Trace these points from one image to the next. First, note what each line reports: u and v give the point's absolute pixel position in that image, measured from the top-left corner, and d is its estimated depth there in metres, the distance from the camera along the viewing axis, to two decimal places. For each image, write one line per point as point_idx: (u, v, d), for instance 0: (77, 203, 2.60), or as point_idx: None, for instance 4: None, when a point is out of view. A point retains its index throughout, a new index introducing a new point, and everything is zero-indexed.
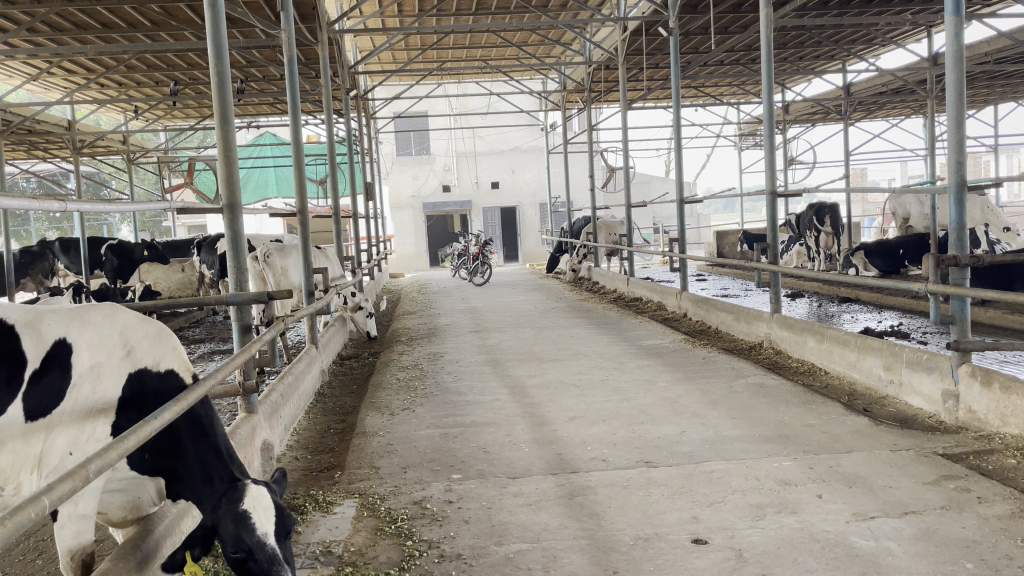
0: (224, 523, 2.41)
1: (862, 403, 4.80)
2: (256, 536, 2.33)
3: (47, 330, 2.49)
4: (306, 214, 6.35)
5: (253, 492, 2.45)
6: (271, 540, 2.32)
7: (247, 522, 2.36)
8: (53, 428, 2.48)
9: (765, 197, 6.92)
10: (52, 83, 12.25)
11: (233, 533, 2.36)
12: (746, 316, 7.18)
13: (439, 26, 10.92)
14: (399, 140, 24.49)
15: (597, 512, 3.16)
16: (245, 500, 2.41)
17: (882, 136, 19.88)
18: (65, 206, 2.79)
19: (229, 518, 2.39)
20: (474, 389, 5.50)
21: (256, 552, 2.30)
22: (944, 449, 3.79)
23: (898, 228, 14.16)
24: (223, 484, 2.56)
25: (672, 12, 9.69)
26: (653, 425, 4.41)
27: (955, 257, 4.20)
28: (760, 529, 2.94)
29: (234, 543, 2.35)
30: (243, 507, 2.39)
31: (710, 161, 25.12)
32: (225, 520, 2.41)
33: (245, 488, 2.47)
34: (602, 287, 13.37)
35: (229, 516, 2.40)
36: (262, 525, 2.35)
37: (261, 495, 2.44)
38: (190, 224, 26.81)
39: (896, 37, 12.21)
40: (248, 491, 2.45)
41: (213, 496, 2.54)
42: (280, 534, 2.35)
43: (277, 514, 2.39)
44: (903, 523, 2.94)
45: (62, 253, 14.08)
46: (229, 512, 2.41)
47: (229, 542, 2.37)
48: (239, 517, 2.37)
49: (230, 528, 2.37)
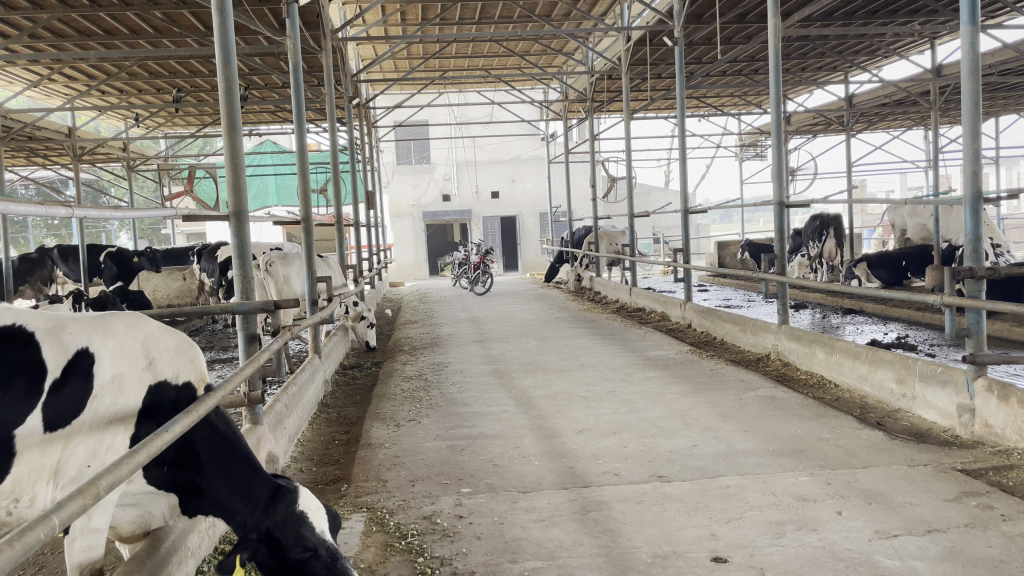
0: (280, 527, 2.28)
1: (875, 417, 4.73)
2: (317, 534, 2.27)
3: (70, 339, 2.40)
4: (310, 223, 6.26)
5: (303, 494, 2.38)
6: (330, 536, 2.28)
7: (305, 521, 2.29)
8: (72, 438, 2.37)
9: (773, 207, 6.83)
10: (53, 90, 12.22)
11: (292, 534, 2.27)
12: (752, 327, 7.11)
13: (442, 35, 10.84)
14: (400, 149, 24.54)
15: (613, 529, 3.08)
16: (299, 501, 2.35)
17: (883, 148, 19.85)
18: (68, 213, 2.72)
19: (284, 521, 2.30)
20: (480, 401, 5.43)
21: (321, 548, 2.24)
22: (963, 465, 3.72)
23: (896, 240, 14.15)
24: (264, 493, 2.42)
25: (677, 21, 9.62)
26: (664, 438, 4.34)
27: (971, 269, 4.13)
28: (781, 548, 2.86)
29: (295, 543, 2.25)
30: (299, 508, 2.33)
31: (710, 170, 25.11)
32: (282, 526, 2.29)
33: (294, 491, 2.38)
34: (605, 297, 13.31)
35: (283, 519, 2.30)
36: (319, 523, 2.30)
37: (310, 497, 2.38)
38: (189, 232, 26.78)
39: (899, 49, 12.23)
40: (298, 493, 2.38)
41: (249, 504, 2.43)
42: (334, 530, 2.32)
43: (329, 514, 2.36)
44: (927, 541, 2.87)
45: (61, 260, 13.70)
46: (284, 516, 2.30)
47: (286, 545, 2.26)
48: (296, 518, 2.29)
49: (288, 530, 2.28)
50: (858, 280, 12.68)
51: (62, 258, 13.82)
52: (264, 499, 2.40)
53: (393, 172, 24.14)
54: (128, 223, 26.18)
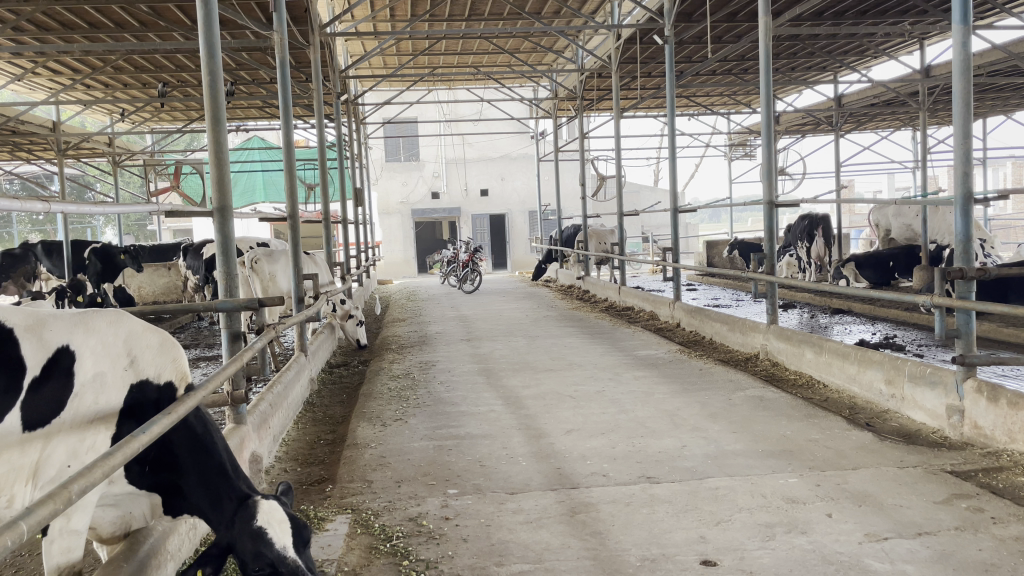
0: (241, 542, 2.21)
1: (865, 418, 4.71)
2: (276, 549, 2.15)
3: (51, 336, 2.33)
4: (297, 220, 6.18)
5: (265, 507, 2.28)
6: (292, 552, 2.15)
7: (264, 537, 2.19)
8: (52, 437, 2.30)
9: (763, 206, 6.80)
10: (37, 83, 12.09)
11: (251, 551, 2.18)
12: (741, 326, 7.09)
13: (433, 30, 10.72)
14: (388, 146, 24.41)
15: (601, 531, 3.05)
16: (258, 516, 2.25)
17: (872, 148, 19.87)
18: (45, 207, 2.63)
19: (245, 536, 2.22)
20: (468, 400, 5.37)
21: (279, 566, 2.13)
22: (953, 467, 3.70)
23: (882, 241, 14.22)
24: (232, 502, 2.36)
25: (668, 19, 9.55)
26: (653, 438, 4.30)
27: (961, 269, 4.11)
28: (771, 551, 2.83)
29: (254, 560, 2.16)
30: (257, 524, 2.22)
31: (699, 169, 25.12)
32: (241, 539, 2.22)
33: (256, 504, 2.30)
34: (593, 296, 13.27)
35: (244, 534, 2.22)
36: (280, 538, 2.18)
37: (274, 510, 2.27)
38: (175, 228, 26.58)
39: (889, 50, 12.27)
40: (259, 508, 2.28)
41: (220, 514, 2.35)
42: (300, 545, 2.18)
43: (294, 526, 2.23)
44: (918, 545, 2.84)
45: (45, 255, 13.67)
46: (244, 530, 2.23)
47: (248, 561, 2.18)
48: (253, 534, 2.20)
49: (248, 545, 2.20)
50: (846, 280, 12.74)
51: (46, 252, 13.81)
52: (231, 510, 2.33)
53: (382, 169, 24.03)
54: (114, 219, 25.95)
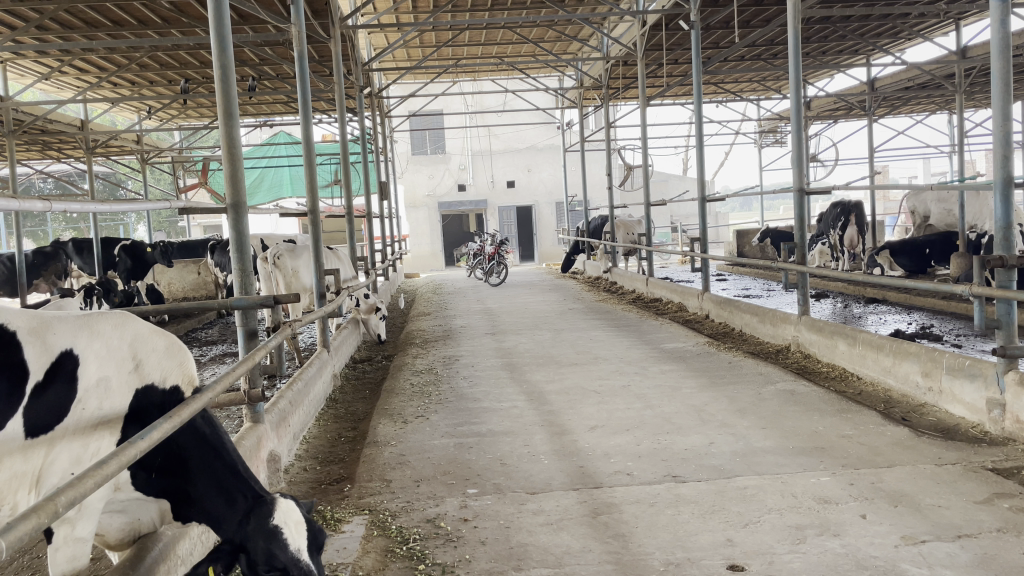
0: (254, 541, 2.19)
1: (900, 412, 4.54)
2: (290, 552, 2.13)
3: (54, 340, 2.30)
4: (318, 214, 6.12)
5: (283, 505, 2.25)
6: (305, 555, 2.13)
7: (279, 537, 2.16)
8: (55, 444, 2.28)
9: (793, 194, 6.58)
10: (64, 82, 12.26)
11: (264, 550, 2.16)
12: (772, 318, 6.91)
13: (454, 21, 10.59)
14: (415, 139, 24.42)
15: (623, 534, 2.95)
16: (275, 515, 2.22)
17: (909, 132, 19.28)
18: (55, 205, 2.58)
19: (257, 534, 2.20)
20: (491, 396, 5.30)
21: (292, 569, 2.11)
22: (993, 464, 3.53)
23: (917, 228, 13.85)
24: (246, 501, 2.33)
25: (693, 4, 9.35)
26: (679, 435, 4.19)
27: (1001, 257, 3.89)
28: (801, 555, 2.70)
29: (265, 561, 2.15)
30: (274, 522, 2.20)
31: (729, 157, 24.67)
32: (255, 538, 2.19)
33: (274, 502, 2.27)
34: (620, 288, 13.13)
35: (257, 533, 2.19)
36: (295, 540, 2.15)
37: (291, 509, 2.24)
38: (205, 225, 26.94)
39: (923, 31, 11.89)
40: (277, 506, 2.25)
41: (233, 515, 2.32)
42: (314, 549, 2.16)
43: (310, 529, 2.20)
44: (958, 548, 2.70)
45: (75, 253, 14.00)
46: (258, 529, 2.20)
47: (260, 562, 2.16)
48: (268, 533, 2.18)
49: (260, 545, 2.17)
50: (881, 269, 12.42)
51: (77, 251, 14.15)
52: (242, 510, 2.30)
53: (408, 162, 24.06)
54: (144, 216, 26.34)
